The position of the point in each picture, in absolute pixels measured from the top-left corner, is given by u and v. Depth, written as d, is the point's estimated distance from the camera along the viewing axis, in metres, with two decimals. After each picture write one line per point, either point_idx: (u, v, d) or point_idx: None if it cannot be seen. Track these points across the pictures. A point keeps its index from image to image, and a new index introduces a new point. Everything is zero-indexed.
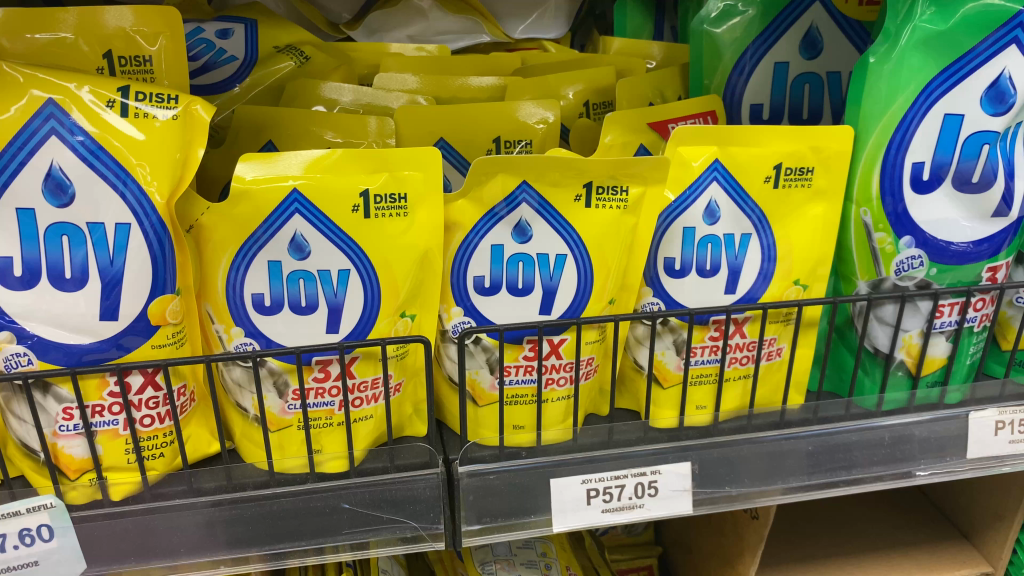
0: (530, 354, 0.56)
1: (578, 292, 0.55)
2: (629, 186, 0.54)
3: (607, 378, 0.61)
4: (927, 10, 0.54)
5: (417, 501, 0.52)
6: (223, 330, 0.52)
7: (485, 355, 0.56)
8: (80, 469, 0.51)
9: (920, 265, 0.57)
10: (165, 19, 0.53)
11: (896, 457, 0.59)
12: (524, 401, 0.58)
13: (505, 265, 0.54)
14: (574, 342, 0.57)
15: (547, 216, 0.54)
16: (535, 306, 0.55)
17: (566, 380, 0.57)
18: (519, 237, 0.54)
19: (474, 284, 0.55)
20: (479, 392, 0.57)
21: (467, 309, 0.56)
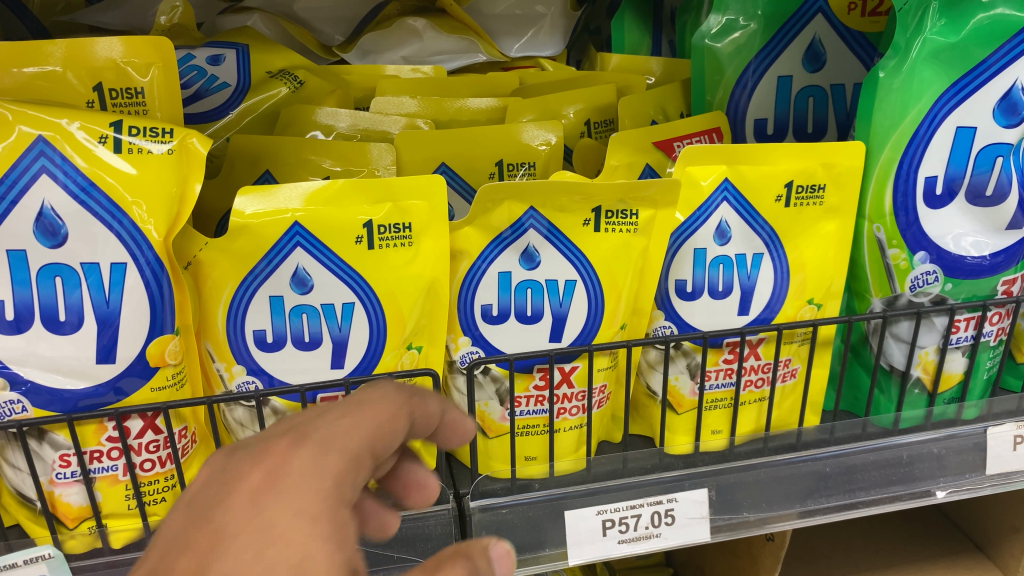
0: (541, 384, 0.55)
1: (589, 317, 0.54)
2: (637, 210, 0.53)
3: (621, 405, 0.60)
4: (937, 22, 0.52)
5: (428, 538, 0.50)
6: (223, 369, 0.51)
7: (495, 385, 0.55)
8: (79, 517, 0.50)
9: (935, 280, 0.56)
10: (157, 50, 0.51)
11: (914, 476, 0.57)
12: (535, 432, 0.56)
13: (513, 292, 0.53)
14: (586, 370, 0.55)
15: (556, 241, 0.53)
16: (544, 333, 0.54)
17: (578, 410, 0.56)
18: (527, 264, 0.53)
19: (481, 312, 0.54)
20: (489, 424, 0.56)
21: (474, 338, 0.54)
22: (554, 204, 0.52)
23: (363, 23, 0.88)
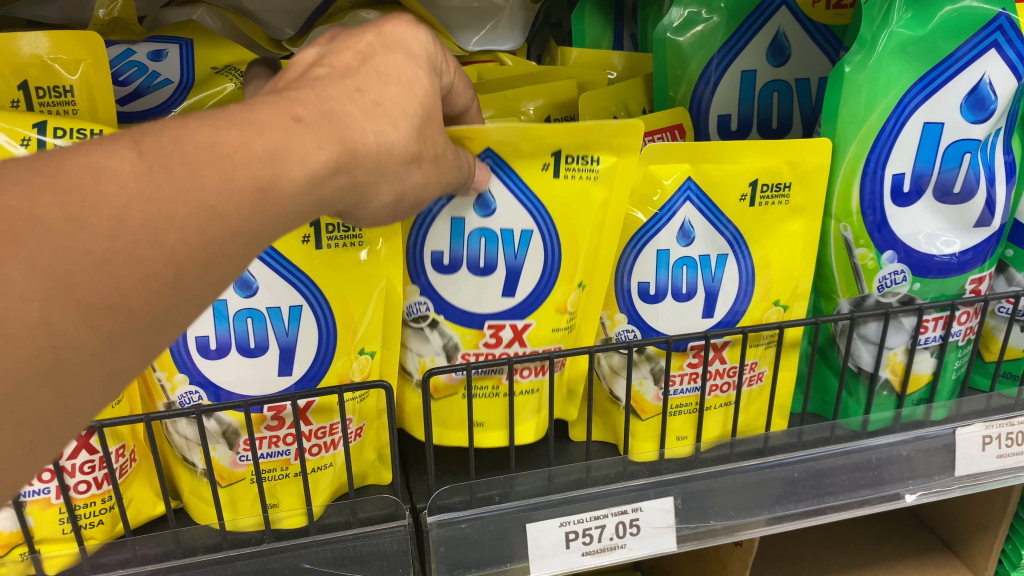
0: (491, 341, 0.52)
1: (544, 273, 0.52)
2: (599, 155, 0.51)
3: (580, 375, 0.57)
4: (903, 14, 0.51)
5: (384, 556, 0.48)
6: (166, 378, 0.48)
7: (443, 339, 0.53)
8: (10, 543, 0.47)
9: (903, 280, 0.54)
10: (86, 45, 0.49)
11: (882, 479, 0.56)
12: (485, 395, 0.54)
13: (465, 239, 0.50)
14: (540, 329, 0.53)
15: (514, 187, 0.50)
16: (498, 286, 0.51)
17: (532, 372, 0.54)
18: (482, 211, 0.50)
19: (431, 259, 0.51)
20: (436, 384, 0.53)
21: (422, 288, 0.52)
22: (517, 147, 0.49)
23: (314, 15, 0.85)
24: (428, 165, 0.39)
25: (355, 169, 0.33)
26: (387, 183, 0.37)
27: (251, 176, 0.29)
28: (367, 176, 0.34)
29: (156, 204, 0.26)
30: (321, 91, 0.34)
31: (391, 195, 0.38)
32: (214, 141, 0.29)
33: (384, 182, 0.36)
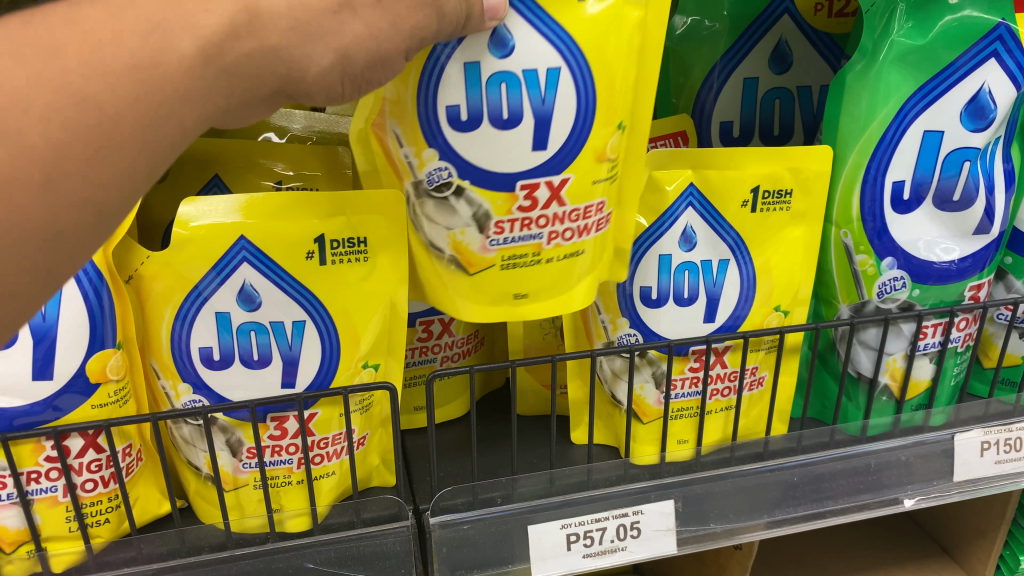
0: (527, 206, 0.41)
1: (578, 115, 0.40)
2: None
3: (629, 235, 0.50)
4: (904, 24, 0.51)
5: (386, 556, 0.48)
6: (170, 387, 0.49)
7: (471, 208, 0.42)
8: (17, 541, 0.47)
9: (902, 286, 0.55)
10: None
11: (880, 484, 0.56)
12: (525, 265, 0.43)
13: (483, 86, 0.38)
14: (580, 182, 0.42)
15: (529, 14, 0.37)
16: (526, 141, 0.40)
17: (573, 231, 0.43)
18: (497, 51, 0.38)
19: (447, 116, 0.39)
20: (468, 256, 0.43)
21: (440, 151, 0.40)
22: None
23: None
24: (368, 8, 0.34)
25: (261, 30, 0.32)
26: (316, 39, 0.33)
27: (124, 53, 0.29)
28: (280, 36, 0.32)
29: (12, 87, 0.28)
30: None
31: (328, 52, 0.34)
32: (80, 18, 0.29)
33: (310, 37, 0.33)
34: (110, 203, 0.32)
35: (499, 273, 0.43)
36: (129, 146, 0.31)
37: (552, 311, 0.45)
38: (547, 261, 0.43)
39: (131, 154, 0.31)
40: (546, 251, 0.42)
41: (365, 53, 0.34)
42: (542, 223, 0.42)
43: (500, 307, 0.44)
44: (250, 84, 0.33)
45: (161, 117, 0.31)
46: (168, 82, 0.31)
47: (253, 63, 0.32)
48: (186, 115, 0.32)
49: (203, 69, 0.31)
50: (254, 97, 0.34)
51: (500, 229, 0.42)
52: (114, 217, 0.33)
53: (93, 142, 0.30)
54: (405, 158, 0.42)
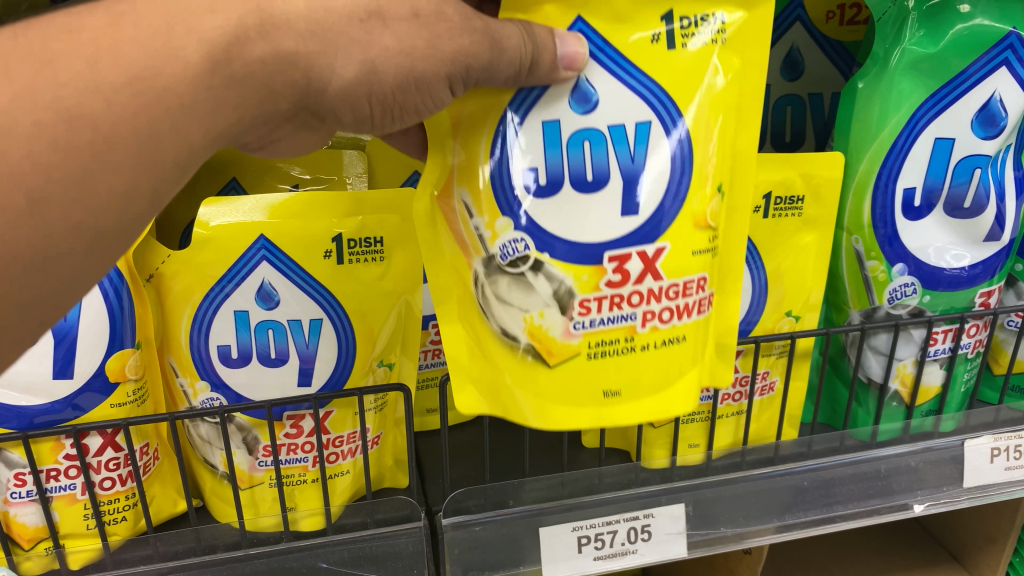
0: (616, 280, 0.38)
1: (674, 175, 0.39)
2: (720, 11, 0.40)
3: (730, 330, 0.46)
4: (915, 32, 0.52)
5: (399, 557, 0.48)
6: (188, 385, 0.50)
7: (552, 284, 0.39)
8: (35, 538, 0.48)
9: (913, 292, 0.55)
10: None
11: (890, 489, 0.56)
12: (615, 352, 0.39)
13: (564, 149, 0.38)
14: (677, 253, 0.39)
15: (612, 65, 0.38)
16: (614, 204, 0.38)
17: (671, 313, 0.40)
18: (579, 107, 0.38)
19: (526, 183, 0.38)
20: (548, 343, 0.39)
21: (517, 221, 0.39)
22: (609, 13, 0.38)
23: None
24: (400, 23, 0.36)
25: (273, 34, 0.35)
26: (337, 46, 0.36)
27: (122, 64, 0.33)
28: (298, 42, 0.35)
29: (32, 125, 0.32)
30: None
31: (352, 62, 0.36)
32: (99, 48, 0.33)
33: (332, 45, 0.36)
34: (107, 220, 0.35)
35: (585, 363, 0.39)
36: (123, 161, 0.34)
37: (649, 415, 0.40)
38: (642, 348, 0.39)
39: (125, 171, 0.35)
40: (639, 335, 0.39)
41: (393, 69, 0.37)
42: (634, 300, 0.39)
43: (587, 410, 0.40)
44: (257, 95, 0.36)
45: (157, 131, 0.34)
46: (167, 93, 0.34)
47: (268, 67, 0.35)
48: (187, 128, 0.35)
49: (208, 75, 0.34)
50: (269, 109, 0.37)
51: (586, 309, 0.38)
52: (112, 234, 0.36)
53: (94, 159, 0.33)
54: (475, 231, 0.41)
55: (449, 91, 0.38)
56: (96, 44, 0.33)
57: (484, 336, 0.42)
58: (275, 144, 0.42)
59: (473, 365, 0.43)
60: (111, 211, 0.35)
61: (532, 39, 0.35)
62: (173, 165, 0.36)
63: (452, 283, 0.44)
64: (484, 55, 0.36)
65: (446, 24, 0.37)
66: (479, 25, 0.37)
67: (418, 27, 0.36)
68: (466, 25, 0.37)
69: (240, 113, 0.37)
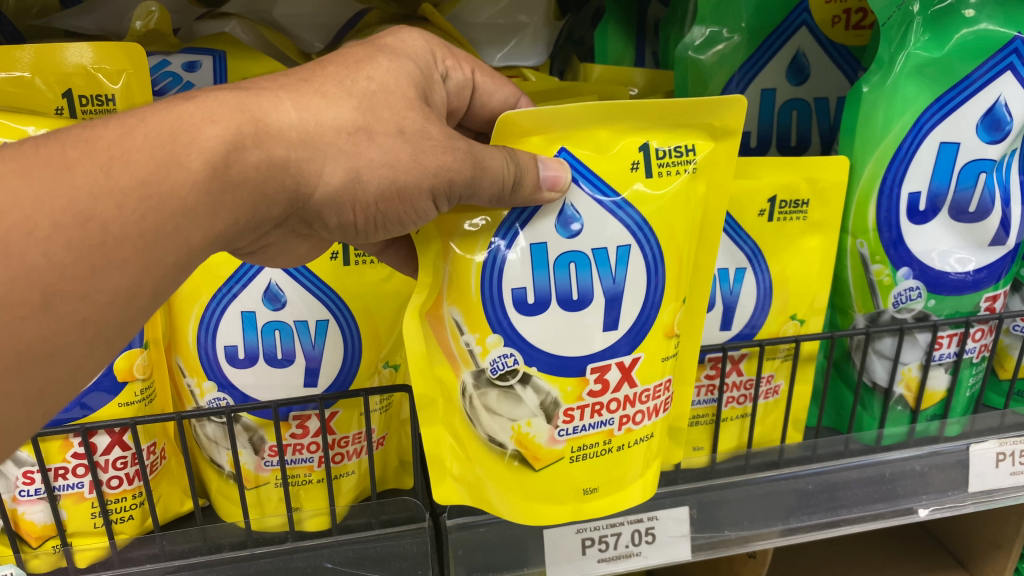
0: (597, 389, 0.43)
1: (649, 291, 0.43)
2: (691, 142, 0.44)
3: (682, 415, 0.51)
4: (921, 36, 0.52)
5: (404, 558, 0.49)
6: (195, 385, 0.51)
7: (539, 396, 0.42)
8: (43, 536, 0.48)
9: (918, 296, 0.55)
10: (129, 56, 0.50)
11: (895, 493, 0.56)
12: (594, 455, 0.43)
13: (550, 270, 0.42)
14: (649, 361, 0.44)
15: (592, 190, 0.42)
16: (597, 321, 0.42)
17: (645, 414, 0.44)
18: (564, 231, 0.42)
19: (513, 298, 0.42)
20: (534, 449, 0.43)
21: (506, 336, 0.42)
22: (593, 147, 0.42)
23: (344, 29, 0.72)
24: (387, 137, 0.36)
25: (266, 142, 0.34)
26: (325, 155, 0.35)
27: (131, 170, 0.31)
28: (288, 150, 0.34)
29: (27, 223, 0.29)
30: (266, 78, 0.36)
31: (338, 170, 0.36)
32: (93, 140, 0.32)
33: (320, 152, 0.35)
34: (110, 321, 0.32)
35: (568, 465, 0.43)
36: (131, 262, 0.32)
37: (611, 507, 0.45)
38: (617, 448, 0.44)
39: (132, 271, 0.32)
40: (616, 437, 0.44)
41: (377, 179, 0.36)
42: (612, 407, 0.43)
43: (568, 505, 0.44)
44: (251, 201, 0.35)
45: (163, 234, 0.32)
46: (173, 197, 0.32)
47: (261, 175, 0.34)
48: (188, 231, 0.33)
49: (208, 183, 0.33)
50: (262, 215, 0.36)
51: (569, 417, 0.43)
52: (113, 338, 0.33)
53: (97, 259, 0.31)
54: (464, 347, 0.42)
55: (432, 204, 0.39)
56: (109, 152, 0.32)
57: (467, 442, 0.44)
58: (263, 250, 0.42)
59: (455, 466, 0.45)
60: (116, 311, 0.32)
61: (515, 162, 0.38)
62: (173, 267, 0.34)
63: (434, 393, 0.44)
64: (467, 172, 0.37)
65: (430, 142, 0.37)
66: (461, 146, 0.38)
67: (403, 142, 0.37)
68: (449, 144, 0.38)
69: (235, 216, 0.35)
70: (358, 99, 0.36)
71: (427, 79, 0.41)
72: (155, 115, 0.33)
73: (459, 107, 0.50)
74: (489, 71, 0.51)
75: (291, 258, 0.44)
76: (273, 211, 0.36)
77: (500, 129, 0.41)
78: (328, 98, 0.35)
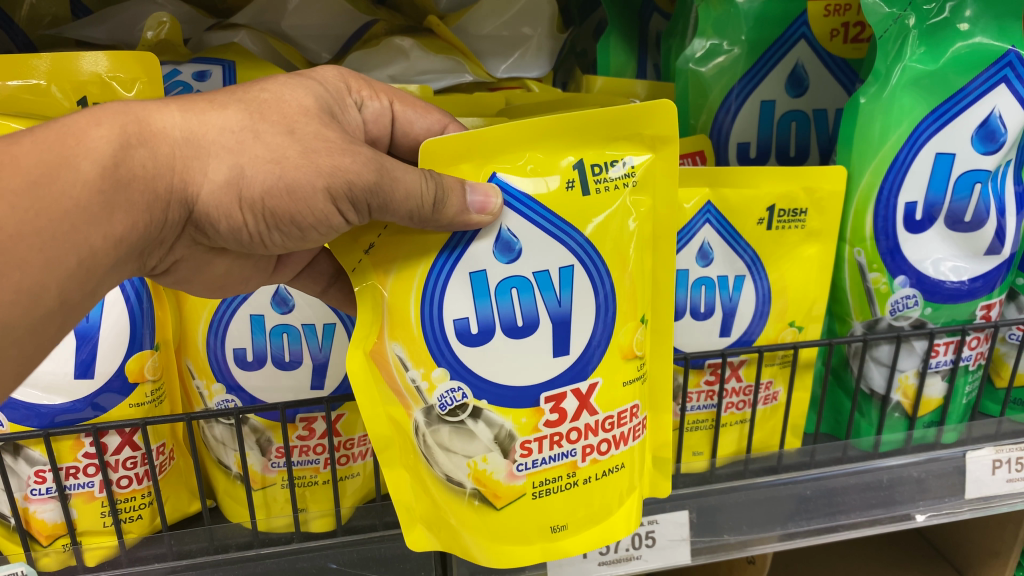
0: (553, 419, 0.43)
1: (600, 314, 0.44)
2: (627, 155, 0.45)
3: (665, 444, 0.50)
4: (916, 50, 0.53)
5: (406, 560, 0.49)
6: (204, 386, 0.52)
7: (492, 430, 0.42)
8: (53, 534, 0.49)
9: (915, 304, 0.56)
10: (143, 65, 0.52)
11: (892, 499, 0.56)
12: (559, 489, 0.43)
13: (492, 298, 0.42)
14: (609, 387, 0.44)
15: (528, 211, 0.42)
16: (545, 345, 0.43)
17: (609, 444, 0.44)
18: (504, 257, 0.42)
19: (456, 330, 0.42)
20: (495, 486, 0.43)
21: (452, 369, 0.42)
22: (519, 166, 0.43)
23: (350, 41, 0.74)
24: (274, 136, 0.37)
25: (152, 141, 0.36)
26: (209, 153, 0.37)
27: (19, 172, 0.33)
28: (173, 147, 0.37)
29: None
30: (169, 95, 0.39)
31: (222, 166, 0.37)
32: None
33: (204, 149, 0.37)
34: (19, 326, 0.34)
35: (531, 501, 0.43)
36: (32, 262, 0.34)
37: (590, 543, 0.45)
38: (584, 480, 0.44)
39: (34, 272, 0.34)
40: (580, 469, 0.44)
41: (263, 175, 0.37)
42: (573, 437, 0.43)
43: (536, 545, 0.44)
44: (145, 202, 0.37)
45: (62, 233, 0.34)
46: (65, 197, 0.34)
47: (149, 172, 0.36)
48: (89, 232, 0.35)
49: (99, 182, 0.35)
50: (162, 216, 0.38)
51: (526, 450, 0.42)
52: (21, 339, 0.35)
53: None
54: (410, 383, 0.42)
55: (335, 210, 0.38)
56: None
57: (426, 485, 0.44)
58: (175, 268, 0.44)
59: (421, 509, 0.45)
60: (23, 314, 0.34)
61: (436, 181, 0.38)
62: (77, 267, 0.35)
63: (393, 435, 0.44)
64: (370, 176, 0.37)
65: (326, 143, 0.38)
66: (365, 152, 0.38)
67: (293, 140, 0.37)
68: (351, 149, 0.38)
69: (133, 219, 0.37)
70: (247, 105, 0.38)
71: (337, 103, 0.45)
72: (44, 128, 0.35)
73: (381, 137, 0.51)
74: (410, 99, 0.52)
75: (209, 282, 0.45)
76: (170, 214, 0.38)
77: (427, 155, 0.41)
78: (215, 105, 0.38)
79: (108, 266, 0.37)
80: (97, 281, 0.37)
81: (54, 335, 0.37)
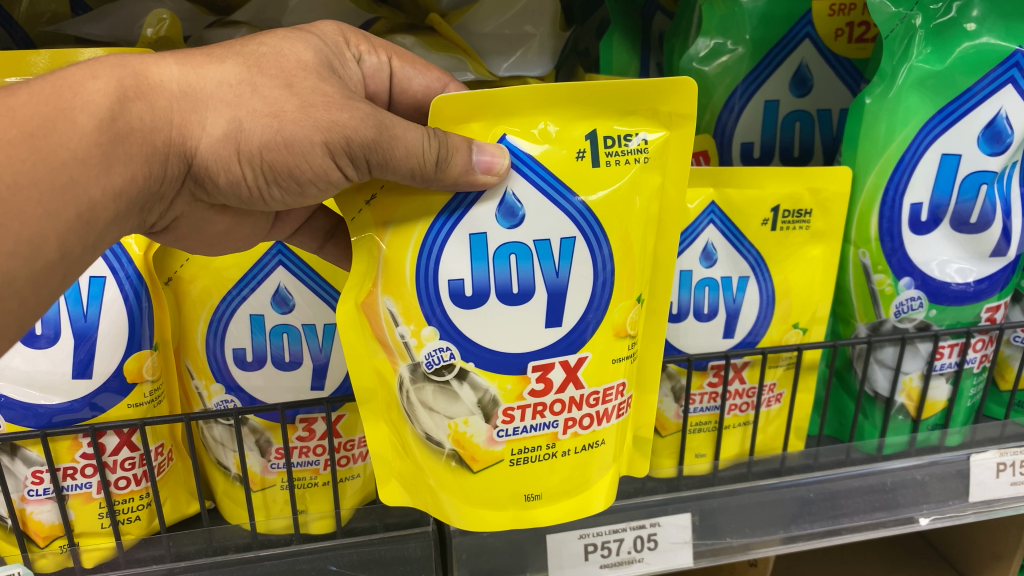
0: (539, 389, 0.42)
1: (596, 288, 0.43)
2: (643, 130, 0.44)
3: (647, 424, 0.50)
4: (923, 50, 0.53)
5: (407, 562, 0.49)
6: (203, 387, 0.51)
7: (477, 394, 0.42)
8: (50, 536, 0.48)
9: (919, 306, 0.56)
10: None
11: (896, 502, 0.56)
12: (536, 459, 0.43)
13: (489, 262, 0.41)
14: (598, 362, 0.43)
15: (537, 179, 0.41)
16: (539, 315, 0.42)
17: (592, 420, 0.43)
18: (507, 221, 0.41)
19: (451, 291, 0.41)
20: (472, 449, 0.42)
21: (441, 327, 0.41)
22: (531, 131, 0.42)
23: None
24: (272, 89, 0.38)
25: (148, 94, 0.37)
26: (207, 106, 0.37)
27: (15, 123, 0.34)
28: (171, 101, 0.37)
29: None
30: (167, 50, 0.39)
31: (220, 120, 0.38)
32: None
33: (202, 103, 0.37)
34: (18, 276, 0.35)
35: (507, 468, 0.43)
36: (30, 214, 0.35)
37: (565, 515, 0.44)
38: (563, 453, 0.43)
39: (33, 221, 0.35)
40: (561, 441, 0.43)
41: (260, 129, 0.38)
42: (556, 408, 0.42)
43: (509, 512, 0.44)
44: (144, 154, 0.37)
45: (61, 184, 0.35)
46: (63, 148, 0.35)
47: (146, 126, 0.37)
48: (87, 185, 0.36)
49: (97, 135, 0.35)
50: (161, 167, 0.38)
51: (508, 417, 0.42)
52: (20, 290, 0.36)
53: None
54: (398, 338, 0.42)
55: (332, 163, 0.39)
56: None
57: (406, 441, 0.44)
58: (175, 225, 0.44)
59: (399, 466, 0.46)
60: (23, 263, 0.35)
61: (439, 138, 0.38)
62: (75, 219, 0.36)
63: (376, 387, 0.44)
64: (369, 132, 0.38)
65: (323, 98, 0.38)
66: (364, 107, 0.38)
67: (291, 94, 0.38)
68: (348, 104, 0.38)
69: (132, 171, 0.37)
70: (245, 59, 0.38)
71: (337, 56, 0.45)
72: (41, 82, 0.36)
73: (379, 92, 0.51)
74: (408, 56, 0.52)
75: (207, 240, 0.46)
76: (168, 168, 0.39)
77: (435, 114, 0.41)
78: (213, 58, 0.38)
79: (108, 219, 0.38)
80: (98, 234, 0.38)
81: (54, 288, 0.37)
